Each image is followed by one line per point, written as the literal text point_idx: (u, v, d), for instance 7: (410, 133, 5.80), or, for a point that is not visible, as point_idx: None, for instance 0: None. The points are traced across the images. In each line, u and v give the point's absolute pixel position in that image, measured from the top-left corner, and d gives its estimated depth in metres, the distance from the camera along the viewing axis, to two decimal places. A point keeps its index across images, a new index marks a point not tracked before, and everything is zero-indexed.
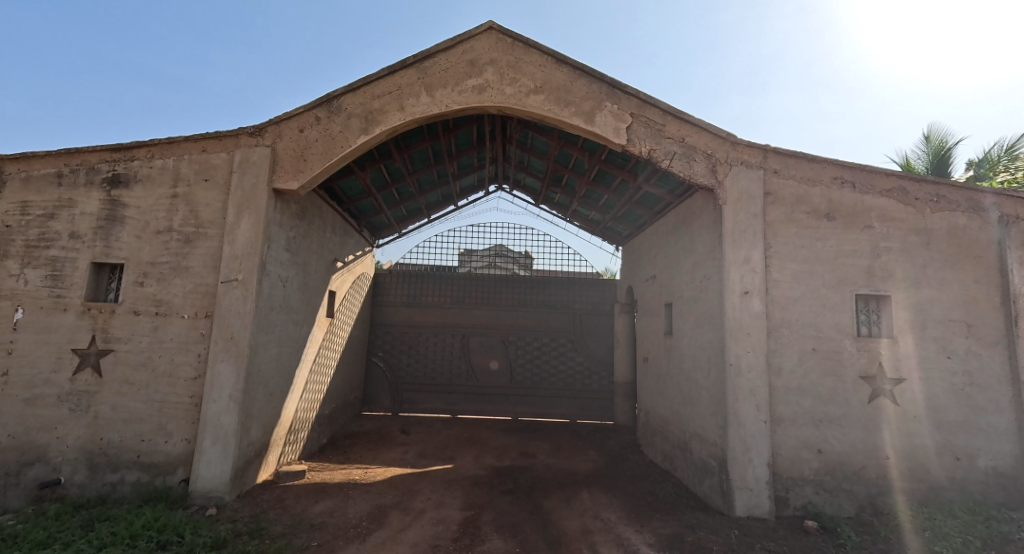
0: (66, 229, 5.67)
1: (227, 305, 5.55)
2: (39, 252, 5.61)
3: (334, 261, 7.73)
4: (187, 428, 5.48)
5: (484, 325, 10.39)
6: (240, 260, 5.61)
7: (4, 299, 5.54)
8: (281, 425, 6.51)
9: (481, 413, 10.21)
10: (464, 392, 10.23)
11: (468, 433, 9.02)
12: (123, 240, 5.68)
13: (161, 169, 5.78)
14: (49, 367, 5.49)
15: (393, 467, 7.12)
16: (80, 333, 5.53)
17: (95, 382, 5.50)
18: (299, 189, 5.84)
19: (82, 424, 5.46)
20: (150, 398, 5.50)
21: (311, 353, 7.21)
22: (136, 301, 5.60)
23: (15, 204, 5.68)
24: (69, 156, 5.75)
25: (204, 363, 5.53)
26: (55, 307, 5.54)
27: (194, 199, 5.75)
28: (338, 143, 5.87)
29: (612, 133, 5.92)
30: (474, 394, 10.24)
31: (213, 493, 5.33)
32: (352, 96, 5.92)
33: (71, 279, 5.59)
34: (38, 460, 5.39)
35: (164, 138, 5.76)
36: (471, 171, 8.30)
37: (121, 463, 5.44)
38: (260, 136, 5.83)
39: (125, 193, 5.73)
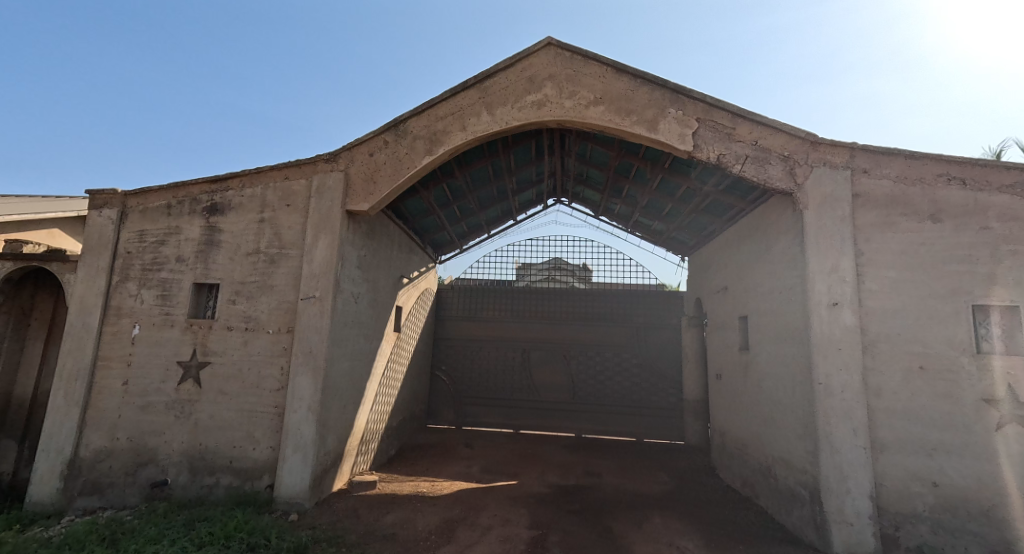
0: (174, 254, 6.38)
1: (306, 320, 5.94)
2: (152, 276, 6.36)
3: (400, 278, 8.02)
4: (271, 436, 5.88)
5: (543, 339, 10.30)
6: (317, 278, 6.00)
7: (125, 317, 6.30)
8: (354, 436, 6.79)
9: (544, 430, 10.04)
10: (525, 407, 10.14)
11: (532, 449, 8.88)
12: (219, 262, 6.29)
13: (251, 197, 6.35)
14: (159, 378, 6.14)
15: (459, 482, 7.15)
16: (183, 346, 6.16)
17: (195, 391, 6.08)
18: (370, 210, 6.16)
19: (185, 430, 6.03)
20: (240, 408, 5.98)
21: (380, 366, 7.50)
22: (229, 317, 6.15)
23: (135, 233, 6.50)
24: (176, 189, 6.50)
25: (287, 375, 5.94)
26: (165, 323, 6.23)
27: (278, 223, 6.25)
28: (405, 165, 6.16)
29: (677, 140, 5.71)
30: (536, 410, 10.12)
31: (294, 499, 5.66)
32: (417, 119, 6.22)
33: (178, 299, 6.26)
34: (150, 462, 6.01)
35: (253, 168, 6.34)
36: (530, 186, 8.34)
37: (216, 467, 5.93)
38: (335, 162, 6.25)
39: (222, 220, 6.36)
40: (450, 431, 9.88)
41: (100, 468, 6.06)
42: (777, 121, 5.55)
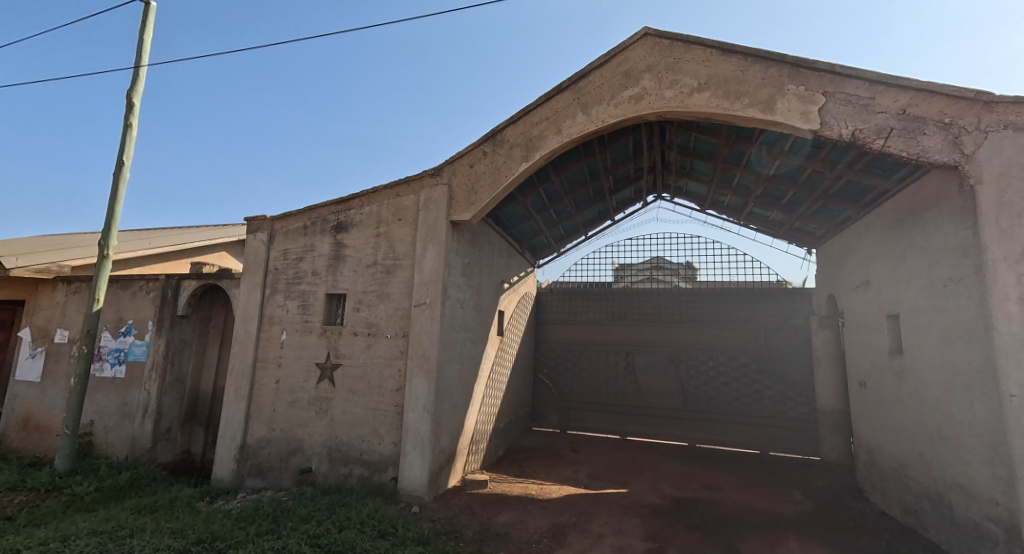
0: (311, 268, 7.24)
1: (419, 326, 6.36)
2: (295, 288, 7.29)
3: (501, 283, 8.21)
4: (393, 433, 6.39)
5: (649, 342, 9.84)
6: (427, 286, 6.39)
7: (275, 324, 7.30)
8: (465, 435, 7.10)
9: (652, 437, 9.56)
10: (632, 413, 9.75)
11: (641, 457, 8.51)
12: (345, 274, 7.00)
13: (369, 214, 6.99)
14: (302, 377, 7.01)
15: (567, 486, 7.11)
16: (320, 350, 6.96)
17: (330, 390, 6.82)
18: (472, 219, 6.42)
19: (323, 424, 6.80)
20: (367, 405, 6.59)
21: (486, 368, 7.74)
22: (355, 323, 6.82)
23: (280, 252, 7.50)
24: (310, 212, 7.39)
25: (404, 377, 6.41)
26: (305, 330, 7.09)
27: (392, 237, 6.79)
28: (503, 172, 6.32)
29: (799, 119, 5.11)
30: (643, 416, 9.68)
31: (415, 492, 6.08)
32: (514, 127, 6.35)
33: (315, 308, 7.10)
34: (298, 451, 6.88)
35: (369, 188, 6.97)
36: (628, 184, 8.05)
37: (349, 459, 6.59)
38: (439, 176, 6.63)
39: (347, 236, 7.08)
40: (555, 435, 9.82)
41: (262, 454, 7.07)
42: (934, 83, 4.68)
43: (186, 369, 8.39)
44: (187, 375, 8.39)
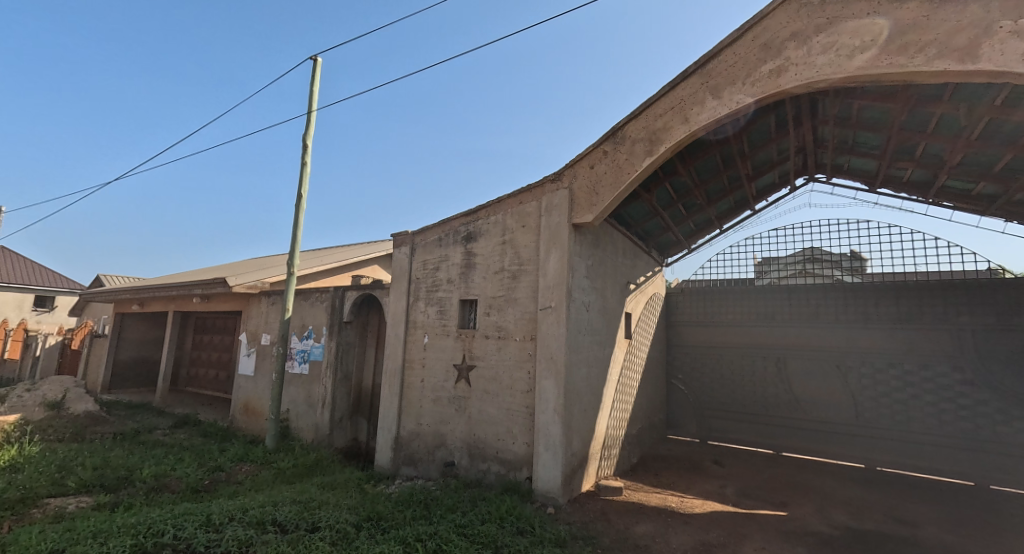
0: (446, 276, 7.74)
1: (546, 329, 6.39)
2: (433, 295, 7.85)
3: (627, 284, 7.89)
4: (527, 434, 6.51)
5: (805, 346, 8.70)
6: (552, 289, 6.40)
7: (418, 328, 7.95)
8: (597, 440, 6.96)
9: (816, 455, 8.37)
10: (787, 426, 8.68)
11: (802, 477, 7.50)
12: (475, 281, 7.35)
13: (495, 223, 7.24)
14: (442, 377, 7.49)
15: (711, 502, 6.56)
16: (456, 352, 7.39)
17: (466, 390, 7.19)
18: (594, 220, 6.27)
19: (462, 422, 7.18)
20: (501, 405, 6.81)
21: (615, 372, 7.50)
22: (486, 327, 7.11)
23: (420, 263, 8.15)
24: (443, 225, 7.90)
25: (534, 379, 6.49)
26: (443, 333, 7.59)
27: (516, 243, 6.95)
28: (626, 170, 6.07)
29: (1018, 63, 4.05)
30: (802, 430, 8.55)
31: (550, 494, 6.11)
32: (635, 122, 6.07)
33: (450, 313, 7.56)
34: (441, 445, 7.34)
35: (494, 198, 7.22)
36: (770, 168, 7.18)
37: (487, 456, 6.86)
38: (559, 181, 6.61)
39: (476, 245, 7.43)
40: (691, 444, 9.13)
41: (412, 446, 7.68)
42: None
43: (351, 367, 9.53)
44: (352, 372, 9.53)
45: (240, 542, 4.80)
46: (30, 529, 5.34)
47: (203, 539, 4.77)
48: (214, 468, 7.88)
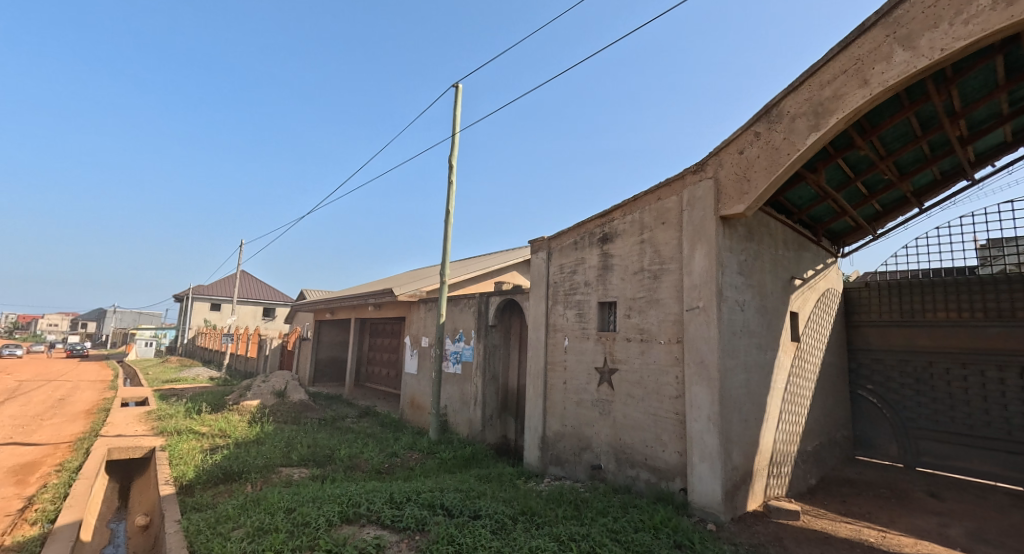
0: (583, 279, 7.64)
1: (695, 331, 5.93)
2: (572, 298, 7.82)
3: (792, 279, 6.99)
4: (678, 442, 6.08)
5: None
6: (699, 289, 5.92)
7: (559, 331, 7.98)
8: (762, 455, 6.25)
9: None
10: None
11: None
12: (614, 282, 7.12)
13: (632, 222, 6.96)
14: (585, 379, 7.35)
15: (925, 543, 5.43)
16: (597, 354, 7.24)
17: (610, 393, 6.93)
18: (746, 211, 5.65)
19: (608, 425, 6.90)
20: (647, 410, 6.46)
21: (781, 380, 6.69)
22: (627, 330, 6.85)
23: (557, 267, 8.18)
24: (579, 228, 7.84)
25: (683, 385, 6.04)
26: (583, 336, 7.50)
27: (656, 242, 6.58)
28: (784, 151, 5.37)
29: None
30: None
31: (709, 509, 5.63)
32: (794, 96, 5.31)
33: (589, 315, 7.45)
34: (587, 448, 7.16)
35: (632, 196, 6.91)
36: (993, 127, 5.76)
37: (635, 462, 6.53)
38: (702, 171, 6.09)
39: (613, 246, 7.20)
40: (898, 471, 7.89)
41: (559, 446, 7.61)
42: None
43: (498, 368, 9.96)
44: (499, 372, 9.95)
45: (417, 521, 5.32)
46: (270, 489, 6.65)
47: (390, 514, 5.41)
48: (391, 453, 8.88)
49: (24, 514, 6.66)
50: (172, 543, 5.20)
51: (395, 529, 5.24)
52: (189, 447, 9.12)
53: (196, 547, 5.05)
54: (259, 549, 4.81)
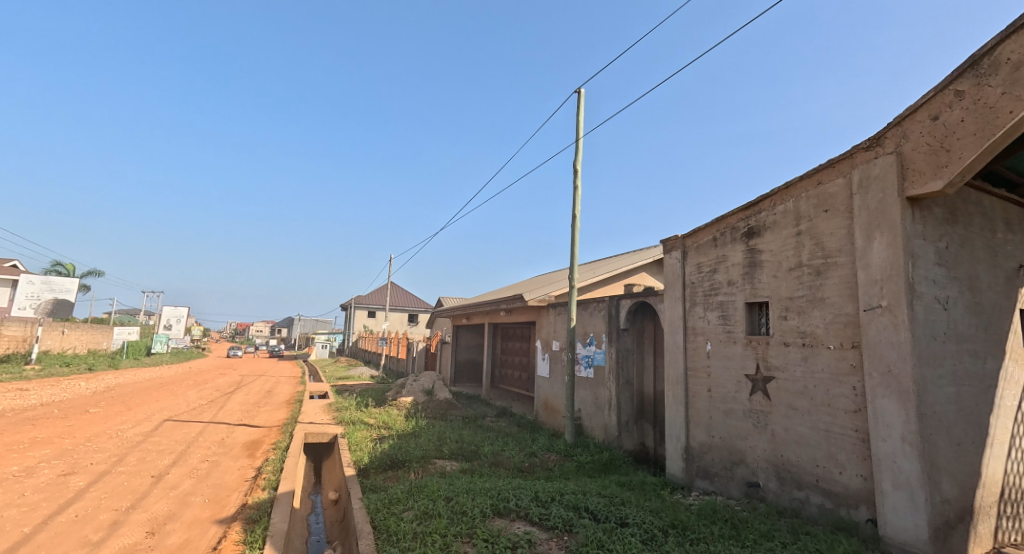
0: (726, 278, 6.69)
1: (876, 335, 4.79)
2: (712, 299, 6.89)
3: (1019, 270, 5.65)
4: (860, 464, 4.93)
5: None
6: (881, 285, 4.79)
7: (699, 335, 7.09)
8: (987, 489, 4.95)
9: None
10: None
11: None
12: (764, 280, 6.11)
13: (785, 212, 5.92)
14: (733, 388, 6.42)
15: None
16: (748, 361, 6.23)
17: (767, 404, 5.93)
18: (947, 188, 4.42)
19: (765, 439, 5.92)
20: (816, 425, 5.36)
21: (1008, 396, 5.36)
22: (784, 333, 5.79)
23: (694, 267, 7.29)
24: (718, 223, 6.90)
25: (864, 398, 4.92)
26: (729, 340, 6.54)
27: (818, 232, 5.51)
28: (1002, 109, 4.11)
29: None
30: None
31: (910, 547, 4.42)
32: (1016, 39, 4.08)
33: (735, 317, 6.49)
34: (741, 462, 6.21)
35: (782, 183, 5.94)
36: None
37: (803, 482, 5.46)
38: (879, 147, 4.98)
39: (760, 241, 6.21)
40: None
41: (706, 458, 6.76)
42: None
43: (632, 373, 9.54)
44: (633, 378, 9.52)
45: (564, 521, 5.31)
46: (430, 478, 7.18)
47: (537, 512, 5.50)
48: (530, 453, 9.04)
49: (256, 482, 8.17)
50: (359, 518, 5.85)
51: (544, 527, 5.30)
52: (361, 435, 10.27)
53: (375, 523, 5.65)
54: (426, 532, 5.25)
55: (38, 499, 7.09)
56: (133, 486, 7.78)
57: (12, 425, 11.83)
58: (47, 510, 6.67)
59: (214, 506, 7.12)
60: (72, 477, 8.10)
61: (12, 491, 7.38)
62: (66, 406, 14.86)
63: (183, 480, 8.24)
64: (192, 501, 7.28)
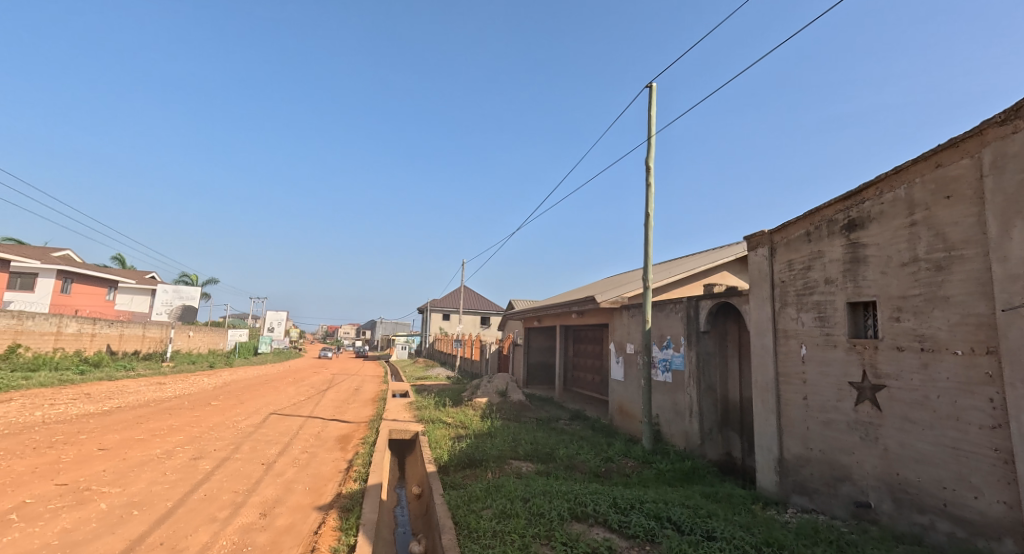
0: (822, 276, 6.09)
1: (1018, 339, 4.15)
2: (807, 299, 6.30)
3: None
4: (1001, 488, 4.28)
5: None
6: (1022, 281, 4.15)
7: (791, 338, 6.51)
8: None
9: None
10: None
11: None
12: (870, 277, 5.50)
13: (894, 201, 5.29)
14: (834, 396, 5.83)
15: None
16: (852, 367, 5.62)
17: (877, 415, 5.33)
18: None
19: (875, 454, 5.32)
20: (940, 441, 4.73)
21: None
22: (896, 336, 5.17)
23: (784, 264, 6.71)
24: (812, 215, 6.30)
25: (1004, 412, 4.27)
26: (828, 344, 5.96)
27: (938, 222, 4.87)
28: None
29: None
30: None
31: None
32: None
33: (835, 319, 5.89)
34: (847, 479, 5.62)
35: (890, 168, 5.31)
36: None
37: (926, 505, 4.83)
38: (1017, 120, 4.31)
39: (864, 234, 5.60)
40: None
41: (803, 472, 6.19)
42: None
43: (714, 378, 9.00)
44: (716, 383, 8.96)
45: (646, 530, 5.06)
46: (507, 478, 7.17)
47: (617, 518, 5.29)
48: (606, 458, 8.78)
49: (348, 473, 8.59)
50: (440, 513, 5.96)
51: (624, 535, 5.10)
52: (439, 433, 10.50)
53: (456, 518, 5.72)
54: (505, 531, 5.23)
55: (176, 477, 7.92)
56: (249, 472, 8.46)
57: (152, 414, 13.35)
58: (183, 488, 7.43)
59: (313, 494, 7.56)
60: (201, 460, 8.96)
61: (156, 469, 8.29)
62: (193, 398, 16.57)
63: (287, 468, 8.84)
64: (296, 487, 7.77)
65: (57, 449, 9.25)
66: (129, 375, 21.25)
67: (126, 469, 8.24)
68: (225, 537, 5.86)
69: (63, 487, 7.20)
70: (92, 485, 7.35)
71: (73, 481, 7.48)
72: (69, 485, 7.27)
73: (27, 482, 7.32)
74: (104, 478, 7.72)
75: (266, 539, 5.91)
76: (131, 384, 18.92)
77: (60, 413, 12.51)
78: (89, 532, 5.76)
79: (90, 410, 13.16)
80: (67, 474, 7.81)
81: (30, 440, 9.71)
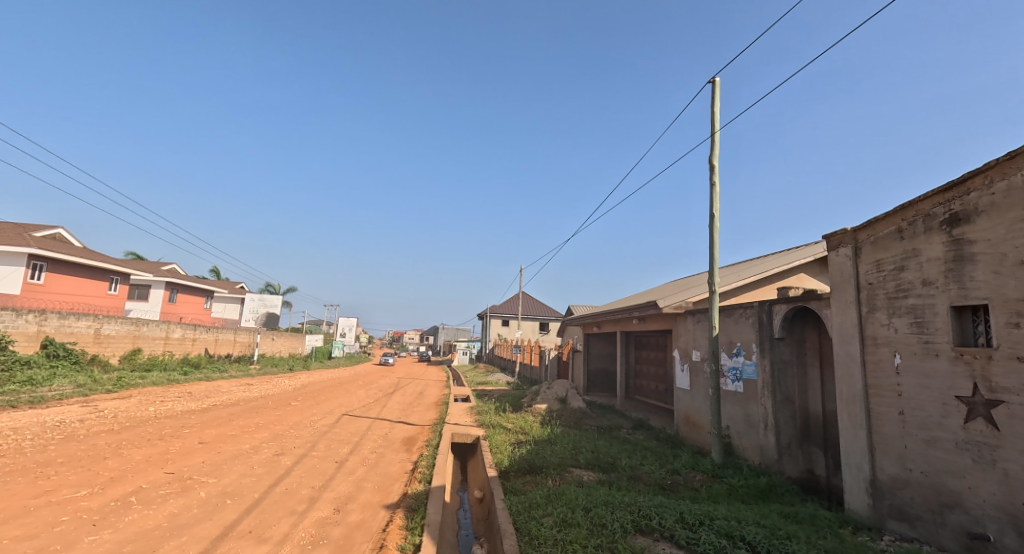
0: (918, 277, 5.46)
1: None
2: (900, 303, 5.66)
3: None
4: None
5: None
6: None
7: (882, 346, 5.87)
8: None
9: None
10: None
11: None
12: (980, 278, 4.87)
13: (1009, 191, 4.66)
14: (938, 412, 5.19)
15: None
16: (959, 379, 4.99)
17: (994, 435, 4.70)
18: None
19: (994, 480, 4.69)
20: None
21: None
22: (1016, 345, 4.54)
23: (871, 265, 6.08)
24: (904, 210, 5.67)
25: None
26: (927, 353, 5.32)
27: None
28: None
29: None
30: None
31: None
32: None
33: (935, 325, 5.26)
34: (957, 506, 4.98)
35: (1003, 154, 4.69)
36: None
37: None
38: None
39: (970, 229, 4.98)
40: None
41: (901, 496, 5.55)
42: None
43: (792, 388, 8.35)
44: (795, 394, 8.29)
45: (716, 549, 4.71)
46: (569, 486, 6.98)
47: (685, 535, 4.97)
48: (672, 470, 8.34)
49: (414, 474, 8.72)
50: (502, 518, 5.86)
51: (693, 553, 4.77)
52: (500, 439, 10.43)
53: (518, 524, 5.59)
54: (569, 540, 5.05)
55: (262, 471, 8.35)
56: (324, 469, 8.79)
57: (242, 411, 14.31)
58: (267, 481, 7.81)
59: (382, 492, 7.72)
60: (283, 456, 9.43)
61: (245, 463, 8.80)
62: (278, 398, 17.63)
63: (357, 467, 9.11)
64: (366, 485, 7.98)
65: (166, 440, 10.05)
66: (224, 375, 23.11)
67: (221, 461, 8.80)
68: (304, 529, 6.07)
69: (170, 475, 7.78)
70: (194, 474, 7.90)
71: (179, 470, 8.07)
72: (176, 474, 7.85)
73: (141, 469, 7.98)
74: (203, 469, 8.26)
75: (341, 533, 6.08)
76: (225, 384, 20.45)
77: (169, 409, 13.66)
78: (191, 517, 6.17)
79: (192, 407, 14.28)
80: (174, 463, 8.45)
81: (144, 432, 10.63)
